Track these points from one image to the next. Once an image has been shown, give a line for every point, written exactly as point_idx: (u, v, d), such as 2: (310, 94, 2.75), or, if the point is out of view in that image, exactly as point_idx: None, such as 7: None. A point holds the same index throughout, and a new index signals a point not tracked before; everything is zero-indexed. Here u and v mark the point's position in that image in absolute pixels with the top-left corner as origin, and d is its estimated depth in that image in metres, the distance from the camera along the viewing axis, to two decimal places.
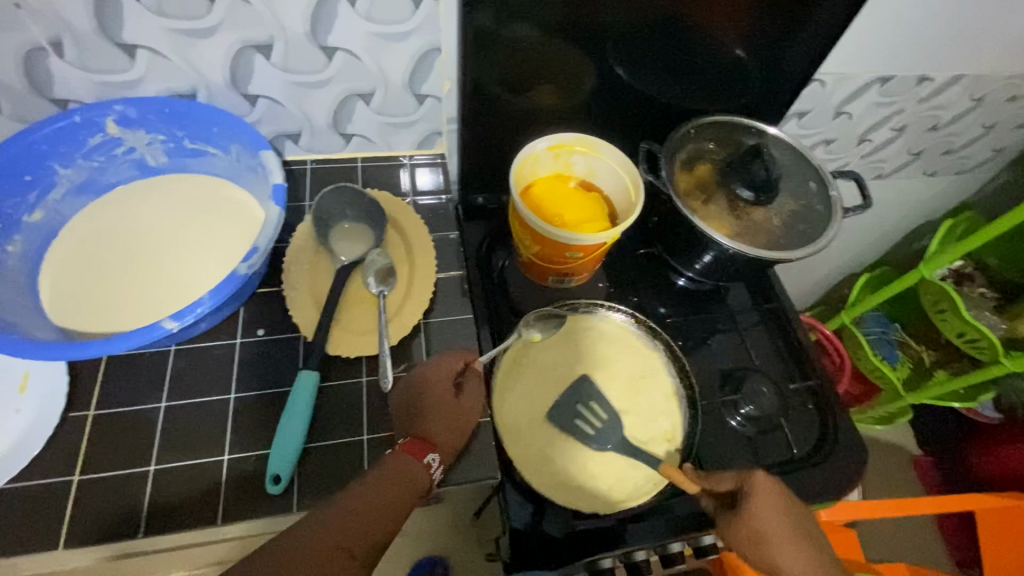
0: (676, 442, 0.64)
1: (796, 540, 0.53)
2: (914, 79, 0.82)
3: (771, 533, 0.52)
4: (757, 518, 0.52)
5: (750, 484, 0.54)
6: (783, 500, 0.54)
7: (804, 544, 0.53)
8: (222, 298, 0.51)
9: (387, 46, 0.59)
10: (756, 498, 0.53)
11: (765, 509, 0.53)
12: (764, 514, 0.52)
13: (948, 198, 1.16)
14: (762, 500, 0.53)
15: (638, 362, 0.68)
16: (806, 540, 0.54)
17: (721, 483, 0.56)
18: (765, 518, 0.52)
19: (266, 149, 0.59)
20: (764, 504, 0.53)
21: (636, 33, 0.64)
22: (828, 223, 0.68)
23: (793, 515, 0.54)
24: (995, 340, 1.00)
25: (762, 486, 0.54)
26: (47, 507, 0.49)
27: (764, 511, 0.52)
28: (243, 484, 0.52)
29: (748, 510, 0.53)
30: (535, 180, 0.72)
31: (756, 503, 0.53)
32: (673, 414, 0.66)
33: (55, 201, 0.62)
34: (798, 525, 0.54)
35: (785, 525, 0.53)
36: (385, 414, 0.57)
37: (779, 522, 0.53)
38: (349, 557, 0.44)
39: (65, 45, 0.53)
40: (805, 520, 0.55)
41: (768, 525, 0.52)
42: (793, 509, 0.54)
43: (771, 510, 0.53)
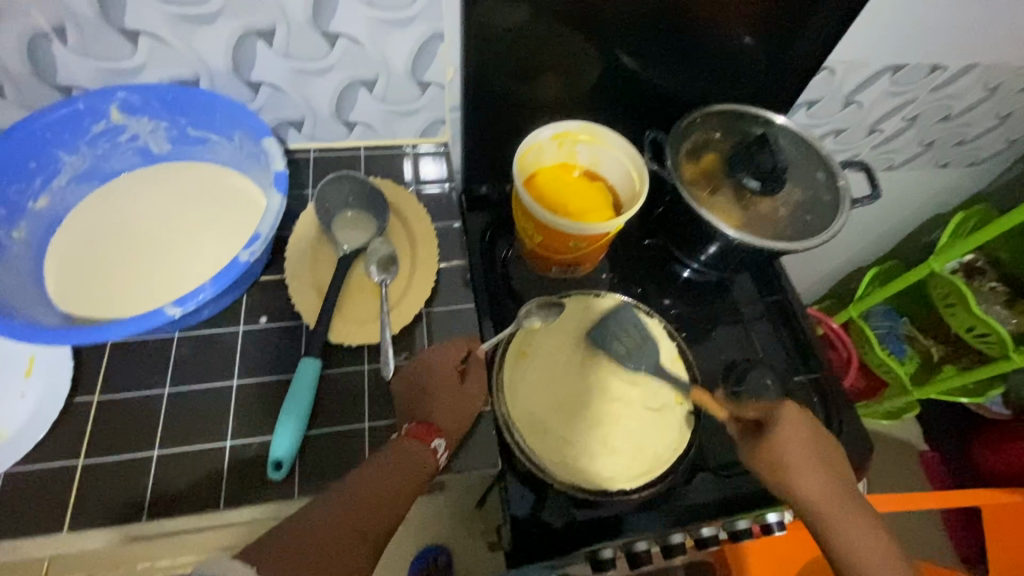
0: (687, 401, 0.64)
1: (814, 468, 0.57)
2: (927, 68, 0.81)
3: (793, 453, 0.56)
4: (783, 436, 0.57)
5: (777, 409, 0.59)
6: (808, 429, 0.59)
7: (824, 472, 0.57)
8: (224, 285, 0.51)
9: (390, 32, 0.59)
10: (783, 419, 0.58)
11: (791, 430, 0.57)
12: (789, 435, 0.57)
13: (960, 190, 1.15)
14: (789, 422, 0.58)
15: (643, 331, 0.68)
16: (825, 468, 0.57)
17: (747, 411, 0.61)
18: (790, 437, 0.57)
19: (268, 136, 0.58)
20: (791, 426, 0.58)
21: (642, 20, 0.64)
22: (835, 213, 0.68)
23: (817, 444, 0.58)
24: (1005, 336, 1.00)
25: (790, 410, 0.59)
26: (54, 490, 0.50)
27: (789, 432, 0.57)
28: (246, 469, 0.52)
29: (775, 430, 0.57)
30: (539, 169, 0.72)
31: (782, 423, 0.58)
32: (683, 375, 0.66)
33: (59, 188, 0.62)
34: (820, 454, 0.58)
35: (808, 449, 0.57)
36: (386, 402, 0.57)
37: (801, 446, 0.57)
38: (362, 540, 0.45)
39: (68, 32, 0.53)
40: (828, 452, 0.59)
41: (792, 445, 0.57)
42: (818, 439, 0.58)
43: (796, 433, 0.57)
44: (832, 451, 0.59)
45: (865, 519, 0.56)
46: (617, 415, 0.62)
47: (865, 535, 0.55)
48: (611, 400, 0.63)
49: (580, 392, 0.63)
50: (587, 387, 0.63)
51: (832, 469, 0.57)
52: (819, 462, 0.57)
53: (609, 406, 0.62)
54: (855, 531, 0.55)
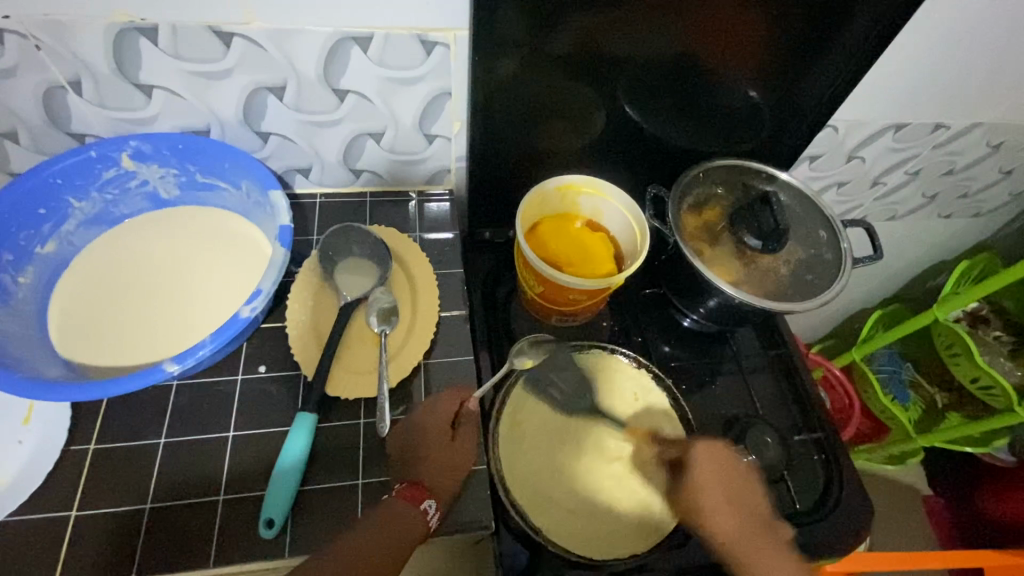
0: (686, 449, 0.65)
1: (726, 505, 0.59)
2: (929, 126, 0.81)
3: (705, 492, 0.59)
4: (697, 478, 0.59)
5: (691, 447, 0.61)
6: (722, 466, 0.60)
7: (736, 508, 0.59)
8: (223, 340, 0.51)
9: (398, 89, 0.60)
10: (697, 460, 0.60)
11: (703, 471, 0.60)
12: (704, 476, 0.59)
13: (964, 239, 1.14)
14: (701, 461, 0.60)
15: (625, 381, 0.69)
16: (737, 507, 0.59)
17: (670, 448, 0.64)
18: (704, 480, 0.59)
19: (276, 188, 0.59)
20: (704, 466, 0.60)
21: (646, 76, 0.65)
22: (836, 274, 0.68)
23: (731, 482, 0.60)
24: (1010, 389, 0.98)
25: (704, 450, 0.61)
26: (44, 542, 0.50)
27: (704, 473, 0.60)
28: (239, 525, 0.52)
29: (689, 469, 0.60)
30: (541, 218, 0.73)
31: (694, 465, 0.60)
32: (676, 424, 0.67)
33: (67, 233, 0.63)
34: (734, 492, 0.59)
35: (723, 489, 0.59)
36: (381, 458, 0.57)
37: (712, 484, 0.59)
38: None
39: (83, 85, 0.55)
40: (742, 488, 0.60)
41: (706, 487, 0.59)
42: (731, 476, 0.60)
43: (708, 473, 0.59)
44: (746, 487, 0.61)
45: (781, 557, 0.56)
46: (615, 474, 0.63)
47: (783, 573, 0.55)
48: (605, 456, 0.64)
49: (579, 442, 0.64)
50: (582, 445, 0.64)
51: (741, 506, 0.59)
52: (733, 500, 0.59)
53: (604, 465, 0.63)
54: (772, 569, 0.55)
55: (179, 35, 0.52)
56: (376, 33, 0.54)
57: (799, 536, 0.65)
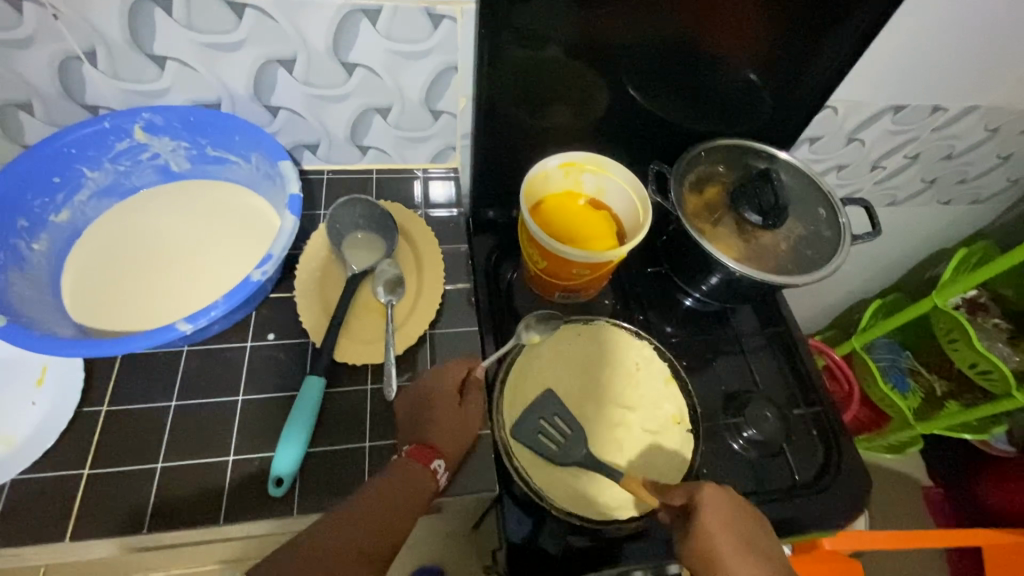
0: (686, 421, 0.65)
1: (746, 553, 0.51)
2: (928, 108, 0.82)
3: (720, 541, 0.51)
4: (707, 525, 0.51)
5: (697, 493, 0.53)
6: (732, 509, 0.53)
7: (754, 556, 0.51)
8: (235, 303, 0.52)
9: (405, 63, 0.61)
10: (706, 505, 0.52)
11: (714, 517, 0.52)
12: (715, 522, 0.52)
13: (963, 226, 1.16)
14: (711, 507, 0.52)
15: (632, 351, 0.69)
16: (754, 553, 0.52)
17: (672, 494, 0.56)
18: (715, 526, 0.51)
19: (285, 158, 0.60)
20: (714, 510, 0.52)
21: (649, 56, 0.66)
22: (835, 250, 0.69)
23: (741, 526, 0.53)
24: (1008, 373, 0.99)
25: (711, 491, 0.53)
26: (58, 499, 0.51)
27: (715, 521, 0.52)
28: (248, 485, 0.53)
29: (699, 518, 0.52)
30: (546, 196, 0.74)
31: (705, 511, 0.52)
32: (677, 396, 0.67)
33: (80, 203, 0.64)
34: (747, 537, 0.52)
35: (737, 534, 0.52)
36: (388, 422, 0.58)
37: (727, 531, 0.52)
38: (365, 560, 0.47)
39: (98, 55, 0.56)
40: (754, 530, 0.53)
41: (720, 533, 0.51)
42: (741, 519, 0.53)
43: (720, 518, 0.52)
44: (757, 528, 0.54)
45: None
46: (619, 440, 0.64)
47: None
48: (611, 423, 0.65)
49: (585, 410, 0.65)
50: (587, 411, 0.65)
51: (757, 549, 0.52)
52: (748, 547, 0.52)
53: (611, 431, 0.64)
54: None
55: (193, 6, 0.53)
56: (385, 6, 0.56)
57: (799, 507, 0.66)
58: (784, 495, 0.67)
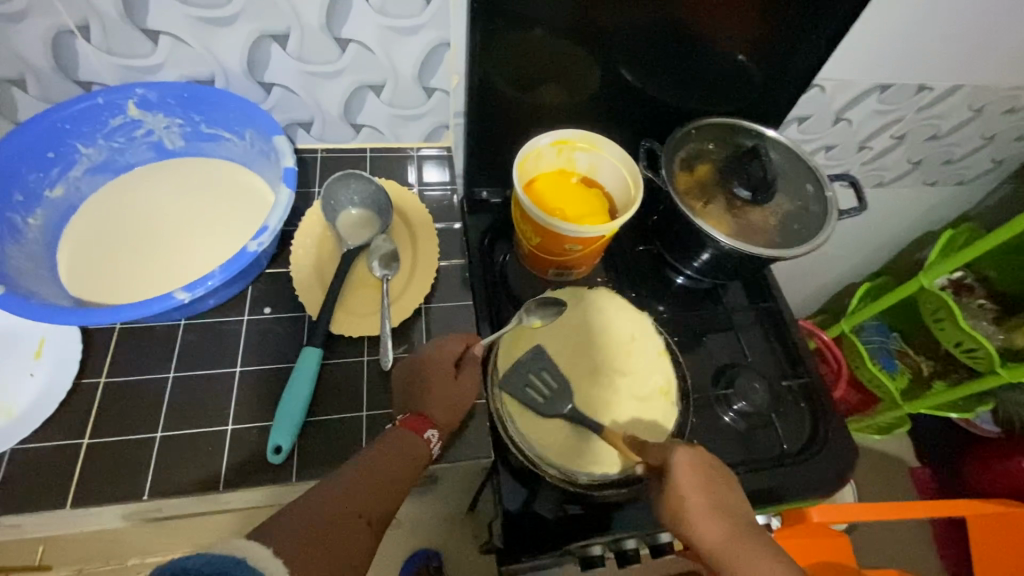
0: (673, 393, 0.66)
1: (714, 514, 0.50)
2: (913, 88, 0.84)
3: (688, 500, 0.51)
4: (677, 486, 0.51)
5: (671, 454, 0.53)
6: (705, 471, 0.52)
7: (723, 517, 0.51)
8: (232, 273, 0.53)
9: (398, 39, 0.62)
10: (677, 466, 0.52)
11: (684, 479, 0.51)
12: (685, 483, 0.51)
13: (950, 208, 1.17)
14: (682, 469, 0.52)
15: (627, 322, 0.69)
16: (723, 513, 0.51)
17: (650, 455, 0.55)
18: (684, 486, 0.51)
19: (279, 133, 0.61)
20: (684, 472, 0.51)
21: (640, 35, 0.67)
22: (822, 223, 0.70)
23: (714, 487, 0.52)
24: (993, 350, 1.01)
25: (684, 454, 0.52)
26: (58, 467, 0.51)
27: (685, 480, 0.51)
28: (247, 452, 0.54)
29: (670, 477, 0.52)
30: (538, 175, 0.75)
31: (676, 471, 0.52)
32: (667, 367, 0.67)
33: (75, 178, 0.64)
34: (719, 499, 0.51)
35: (709, 495, 0.51)
36: (384, 393, 0.59)
37: (697, 492, 0.51)
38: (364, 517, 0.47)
39: (91, 29, 0.56)
40: (726, 492, 0.52)
41: (689, 492, 0.51)
42: (714, 480, 0.52)
43: (691, 479, 0.51)
44: (729, 491, 0.52)
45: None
46: (611, 403, 0.64)
47: None
48: (603, 387, 0.65)
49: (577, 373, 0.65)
50: (580, 375, 0.65)
51: (729, 511, 0.51)
52: (718, 507, 0.51)
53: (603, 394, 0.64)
54: None
55: None
56: None
57: (788, 475, 0.68)
58: (773, 464, 0.68)
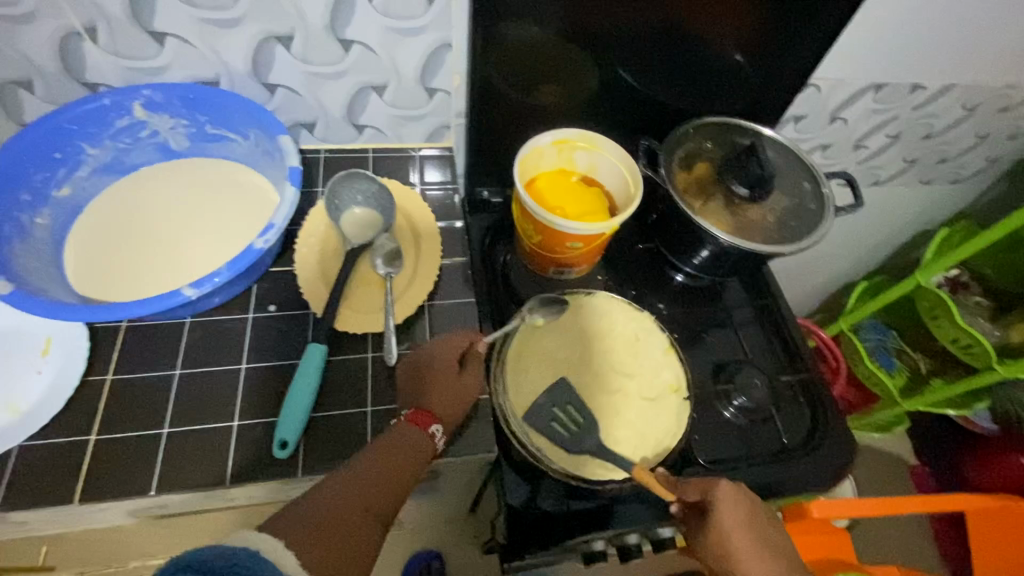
0: (683, 389, 0.67)
1: (761, 552, 0.54)
2: (907, 87, 0.85)
3: (737, 539, 0.54)
4: (722, 523, 0.54)
5: (713, 490, 0.55)
6: (747, 507, 0.55)
7: (768, 553, 0.54)
8: (239, 270, 0.53)
9: (400, 40, 0.63)
10: (721, 503, 0.55)
11: (728, 515, 0.54)
12: (730, 521, 0.54)
13: (944, 207, 1.19)
14: (726, 504, 0.55)
15: (631, 322, 0.71)
16: (769, 550, 0.54)
17: (687, 490, 0.57)
18: (731, 525, 0.54)
19: (283, 133, 0.62)
20: (728, 508, 0.54)
21: (639, 36, 0.68)
22: (819, 220, 0.71)
23: (757, 522, 0.55)
24: (989, 347, 1.02)
25: (726, 488, 0.55)
26: (66, 463, 0.52)
27: (730, 518, 0.54)
28: (253, 448, 0.54)
29: (715, 515, 0.54)
30: (539, 174, 0.76)
31: (720, 509, 0.54)
32: (675, 364, 0.68)
33: (81, 178, 0.65)
34: (763, 535, 0.55)
35: (753, 531, 0.54)
36: (389, 389, 0.60)
37: (743, 529, 0.54)
38: (368, 513, 0.47)
39: (99, 31, 0.57)
40: (767, 526, 0.56)
41: (735, 530, 0.54)
42: (756, 515, 0.55)
43: (734, 515, 0.54)
44: (773, 525, 0.56)
45: None
46: (617, 403, 0.65)
47: None
48: (610, 388, 0.66)
49: (584, 375, 0.66)
50: (587, 377, 0.66)
51: (774, 547, 0.55)
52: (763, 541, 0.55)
53: (611, 396, 0.65)
54: None
55: None
56: None
57: (786, 468, 0.69)
58: (773, 458, 0.69)
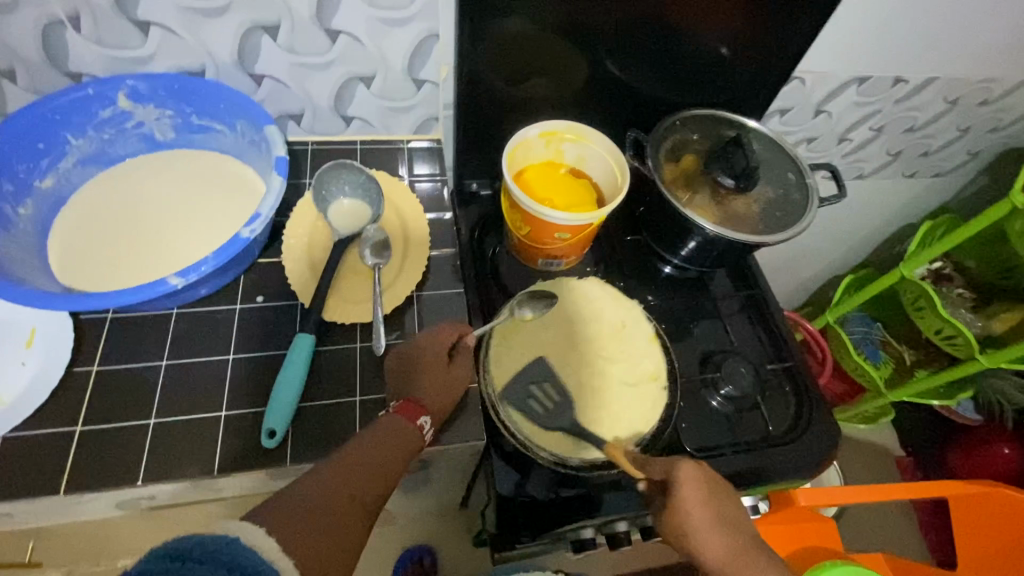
0: (662, 377, 0.67)
1: (718, 528, 0.54)
2: (890, 80, 0.86)
3: (693, 516, 0.54)
4: (682, 503, 0.54)
5: (675, 469, 0.55)
6: (708, 486, 0.55)
7: (726, 530, 0.54)
8: (225, 259, 0.53)
9: (387, 31, 0.63)
10: (682, 482, 0.54)
11: (688, 493, 0.54)
12: (689, 499, 0.54)
13: (927, 200, 1.21)
14: (687, 483, 0.54)
15: (620, 312, 0.71)
16: (727, 527, 0.54)
17: (653, 468, 0.57)
18: (690, 503, 0.54)
19: (270, 123, 0.61)
20: (690, 489, 0.54)
21: (625, 29, 0.68)
22: (803, 210, 0.72)
23: (717, 501, 0.55)
24: (971, 338, 1.03)
25: (689, 470, 0.55)
26: (51, 455, 0.52)
27: (689, 496, 0.54)
28: (240, 438, 0.54)
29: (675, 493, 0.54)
30: (527, 166, 0.76)
31: (681, 487, 0.54)
32: (657, 353, 0.69)
33: (65, 169, 0.65)
34: (723, 514, 0.55)
35: (712, 510, 0.54)
36: (377, 379, 0.60)
37: (701, 507, 0.54)
38: (360, 502, 0.47)
39: (82, 20, 0.56)
40: (728, 506, 0.55)
41: (693, 508, 0.54)
42: (716, 495, 0.55)
43: (695, 494, 0.54)
44: (733, 504, 0.56)
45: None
46: (601, 389, 0.65)
47: None
48: (596, 374, 0.66)
49: (570, 362, 0.67)
50: (574, 365, 0.67)
51: (732, 525, 0.55)
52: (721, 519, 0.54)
53: (598, 384, 0.66)
54: None
55: None
56: None
57: (772, 455, 0.69)
58: (758, 446, 0.70)
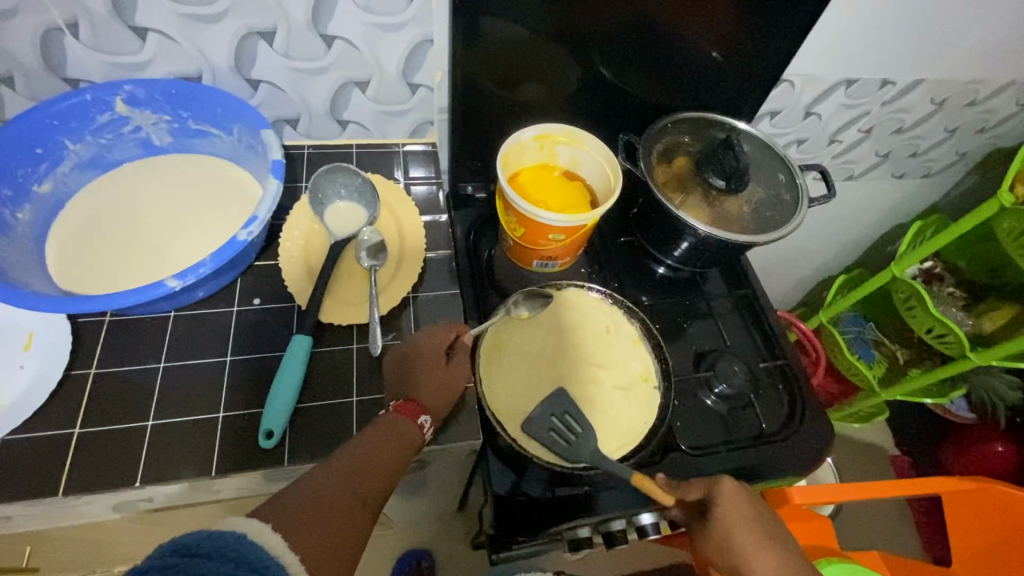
0: (653, 378, 0.69)
1: (763, 544, 0.56)
2: (878, 82, 0.88)
3: (739, 534, 0.56)
4: (726, 520, 0.56)
5: (715, 488, 0.58)
6: (748, 504, 0.57)
7: (772, 548, 0.56)
8: (222, 261, 0.54)
9: (383, 36, 0.64)
10: (724, 499, 0.57)
11: (731, 510, 0.56)
12: (733, 516, 0.56)
13: (918, 201, 1.22)
14: (729, 501, 0.57)
15: (602, 316, 0.73)
16: (773, 545, 0.56)
17: (688, 490, 0.59)
18: (734, 520, 0.56)
19: (267, 128, 0.62)
20: (732, 506, 0.56)
21: (617, 34, 0.69)
22: (794, 211, 0.73)
23: (759, 519, 0.57)
24: (962, 337, 1.03)
25: (729, 486, 0.57)
26: (49, 456, 0.52)
27: (731, 514, 0.56)
28: (238, 439, 0.55)
29: (718, 512, 0.56)
30: (521, 168, 0.77)
31: (724, 505, 0.56)
32: (644, 355, 0.71)
33: (62, 174, 0.65)
34: (767, 532, 0.57)
35: (755, 527, 0.56)
36: (373, 379, 0.60)
37: (744, 524, 0.56)
38: (362, 503, 0.47)
39: (80, 26, 0.57)
40: (771, 524, 0.58)
41: (735, 526, 0.56)
42: (758, 513, 0.57)
43: (737, 511, 0.56)
44: (774, 521, 0.58)
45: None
46: (590, 393, 0.68)
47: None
48: (585, 379, 0.68)
49: (558, 367, 0.69)
50: (564, 368, 0.69)
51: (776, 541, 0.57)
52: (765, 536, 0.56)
53: (586, 386, 0.68)
54: None
55: None
56: None
57: (765, 452, 0.70)
58: (751, 444, 0.70)
